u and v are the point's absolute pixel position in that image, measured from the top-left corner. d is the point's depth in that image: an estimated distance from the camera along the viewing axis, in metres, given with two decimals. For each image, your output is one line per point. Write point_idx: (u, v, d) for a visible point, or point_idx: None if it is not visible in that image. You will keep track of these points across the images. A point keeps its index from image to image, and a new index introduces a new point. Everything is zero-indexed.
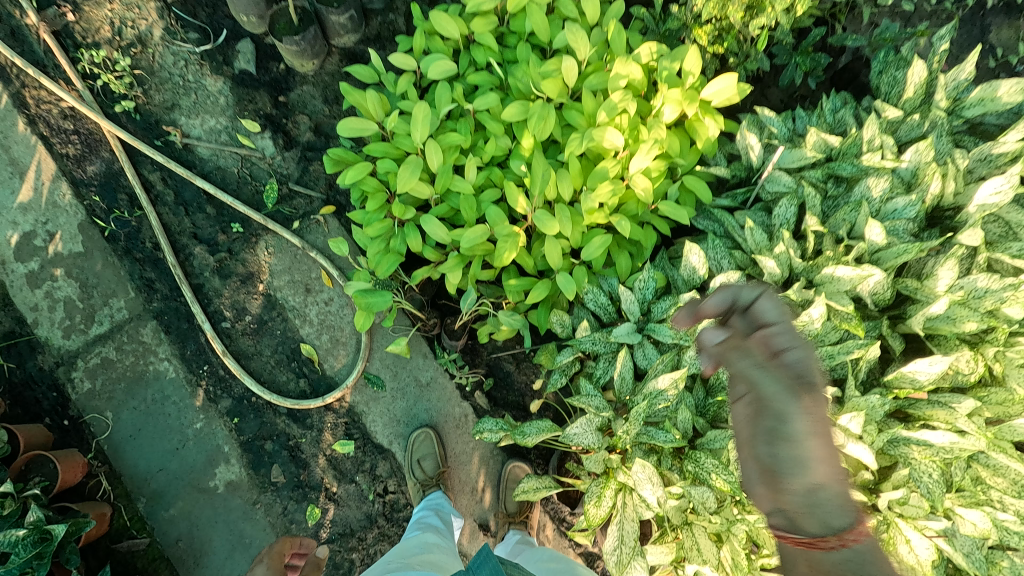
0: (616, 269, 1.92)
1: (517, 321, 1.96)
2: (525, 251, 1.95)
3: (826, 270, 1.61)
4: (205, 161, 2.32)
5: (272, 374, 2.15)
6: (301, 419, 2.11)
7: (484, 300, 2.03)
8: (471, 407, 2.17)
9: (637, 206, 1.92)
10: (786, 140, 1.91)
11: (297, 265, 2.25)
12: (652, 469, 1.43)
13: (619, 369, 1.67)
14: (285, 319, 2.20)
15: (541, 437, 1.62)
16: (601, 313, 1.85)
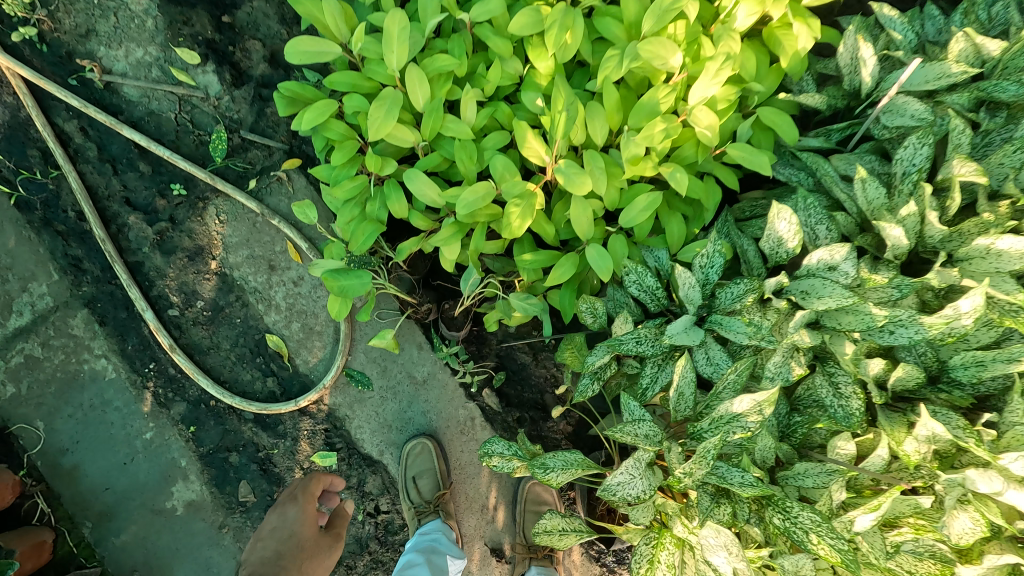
0: (666, 239, 1.44)
1: (534, 308, 1.51)
2: (543, 217, 1.46)
3: (980, 242, 1.11)
4: (134, 105, 1.82)
5: (233, 373, 1.76)
6: (272, 427, 1.74)
7: (491, 280, 1.57)
8: (478, 409, 1.76)
9: (695, 152, 1.41)
10: (913, 51, 1.35)
11: (257, 236, 1.80)
12: (731, 536, 1.04)
13: (676, 382, 1.21)
14: (245, 305, 1.77)
15: (569, 475, 1.20)
16: (646, 299, 1.39)
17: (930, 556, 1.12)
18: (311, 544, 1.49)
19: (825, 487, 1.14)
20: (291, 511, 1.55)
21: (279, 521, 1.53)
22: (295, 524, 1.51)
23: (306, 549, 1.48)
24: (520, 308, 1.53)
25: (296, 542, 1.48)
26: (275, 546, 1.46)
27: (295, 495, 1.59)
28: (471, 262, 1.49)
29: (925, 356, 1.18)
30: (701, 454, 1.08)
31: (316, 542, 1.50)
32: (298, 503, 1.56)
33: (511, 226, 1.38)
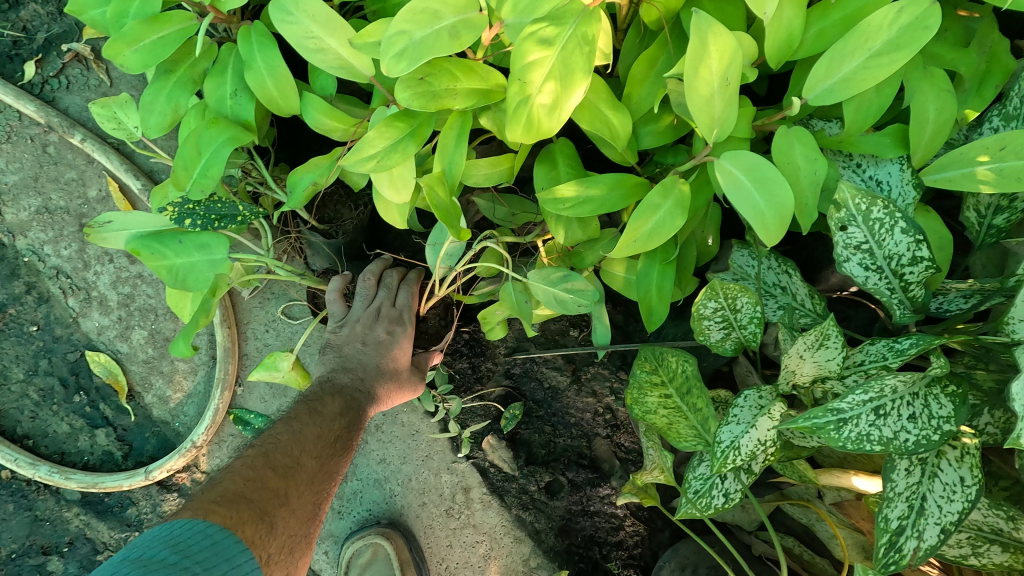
0: (914, 135, 0.59)
1: (582, 305, 0.69)
2: (607, 90, 0.60)
3: None
4: None
5: (39, 420, 0.99)
6: (114, 511, 0.99)
7: (486, 245, 0.74)
8: (475, 473, 0.99)
9: None
10: None
11: (52, 170, 0.96)
12: None
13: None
14: (46, 300, 0.98)
15: None
16: (879, 290, 0.55)
17: None
18: (408, 384, 0.84)
19: None
20: (393, 333, 0.81)
21: (378, 336, 0.80)
22: (395, 354, 0.81)
23: (403, 382, 0.83)
24: (552, 304, 0.71)
25: (394, 366, 0.81)
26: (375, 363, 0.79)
27: (397, 314, 0.83)
28: (433, 210, 0.61)
29: None
30: None
31: (408, 380, 0.84)
32: (405, 334, 0.82)
33: (533, 112, 0.51)
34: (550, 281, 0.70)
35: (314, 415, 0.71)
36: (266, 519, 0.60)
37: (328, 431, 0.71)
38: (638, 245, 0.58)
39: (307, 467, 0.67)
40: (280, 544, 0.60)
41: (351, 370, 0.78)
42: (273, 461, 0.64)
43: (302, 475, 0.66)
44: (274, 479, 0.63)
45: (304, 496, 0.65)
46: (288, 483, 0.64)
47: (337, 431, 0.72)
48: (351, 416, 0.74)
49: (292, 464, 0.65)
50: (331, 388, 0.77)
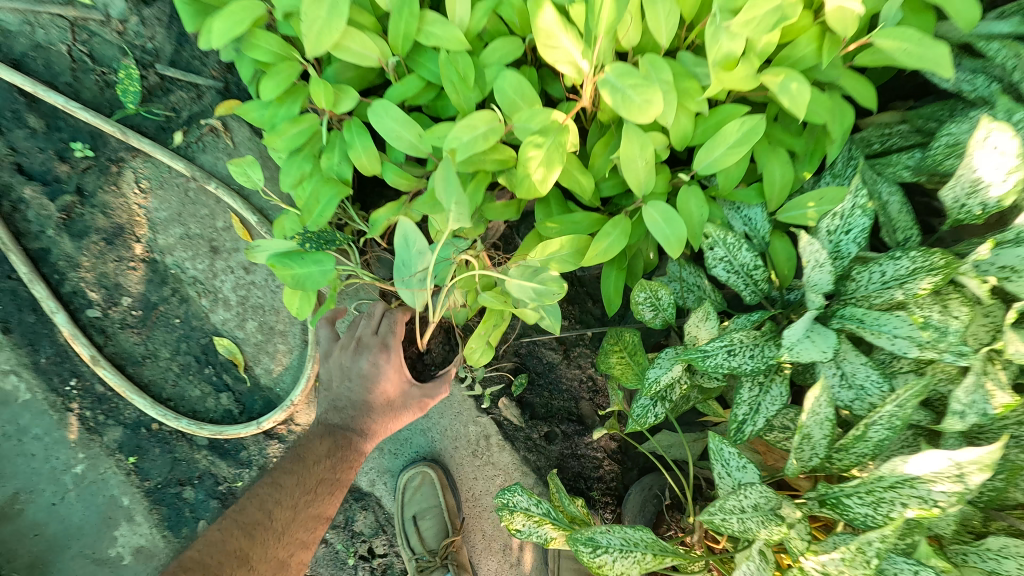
0: (765, 189, 0.96)
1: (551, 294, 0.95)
2: (579, 163, 0.98)
3: None
4: (13, 36, 1.35)
5: (179, 388, 1.37)
6: (231, 454, 1.37)
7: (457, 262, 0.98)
8: (493, 424, 1.34)
9: (817, 49, 0.89)
10: None
11: (192, 209, 1.35)
12: None
13: (802, 421, 0.77)
14: (185, 300, 1.36)
15: (632, 561, 0.79)
16: (738, 284, 0.93)
17: None
18: (399, 407, 1.17)
19: None
20: (376, 365, 1.13)
21: (364, 370, 1.14)
22: (381, 386, 1.14)
23: (394, 405, 1.16)
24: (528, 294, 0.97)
25: (383, 398, 1.15)
26: (363, 395, 1.16)
27: (382, 341, 1.12)
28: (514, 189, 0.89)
29: None
30: (866, 553, 0.66)
31: (397, 403, 1.17)
32: (386, 363, 1.12)
33: (531, 182, 0.89)
34: (525, 277, 0.96)
35: (295, 467, 1.13)
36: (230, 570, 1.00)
37: (296, 494, 1.11)
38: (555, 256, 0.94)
39: (274, 525, 1.08)
40: None
41: (342, 408, 1.20)
42: (245, 523, 1.07)
43: (269, 531, 1.07)
44: (238, 541, 1.04)
45: (266, 549, 1.06)
46: (252, 540, 1.05)
47: (312, 480, 1.13)
48: (331, 458, 1.14)
49: (258, 524, 1.07)
50: (327, 427, 1.19)
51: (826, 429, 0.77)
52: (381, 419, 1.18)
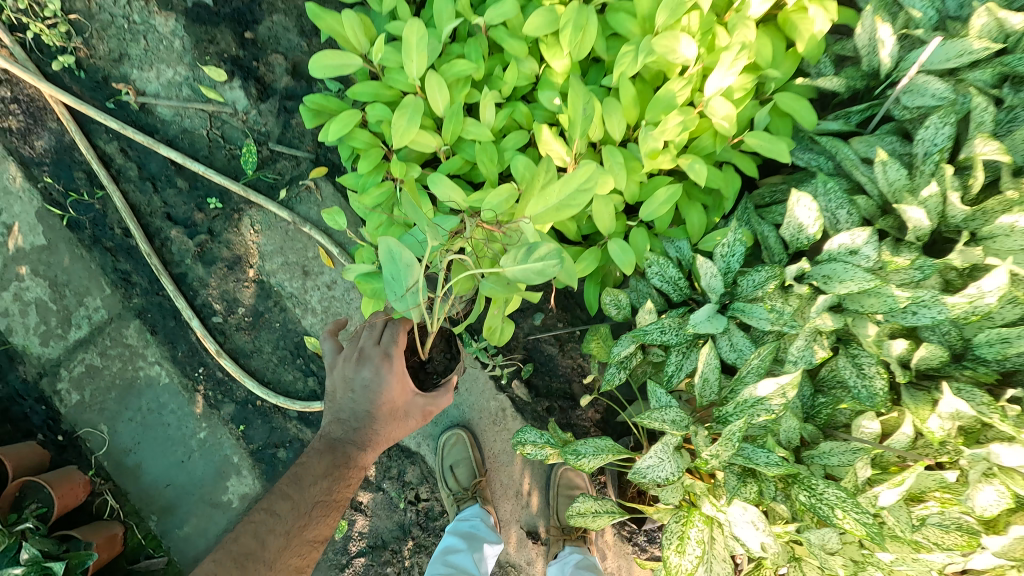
0: (687, 229, 1.45)
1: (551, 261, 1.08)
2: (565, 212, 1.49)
3: (1001, 221, 1.12)
4: (168, 123, 1.92)
5: (276, 374, 1.86)
6: (314, 423, 1.84)
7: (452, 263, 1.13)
8: (508, 400, 1.81)
9: (713, 141, 1.42)
10: (933, 28, 1.33)
11: (291, 243, 1.88)
12: (756, 512, 1.10)
13: (701, 369, 1.26)
14: (284, 310, 1.87)
15: (600, 459, 1.27)
16: (669, 290, 1.41)
17: (957, 528, 1.15)
18: (401, 414, 1.35)
19: (849, 464, 1.18)
20: (380, 373, 1.30)
21: (367, 381, 1.31)
22: (384, 395, 1.30)
23: (397, 411, 1.34)
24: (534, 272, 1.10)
25: (388, 406, 1.33)
26: (367, 407, 1.32)
27: (386, 351, 1.31)
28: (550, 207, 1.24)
29: (948, 334, 1.19)
30: (728, 437, 1.13)
31: (400, 409, 1.35)
32: (391, 373, 1.30)
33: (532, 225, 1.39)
34: (523, 257, 1.09)
35: (295, 487, 1.33)
36: None
37: (289, 521, 1.31)
38: (551, 184, 1.21)
39: (267, 554, 1.27)
40: None
41: (344, 420, 1.36)
42: (241, 551, 1.26)
43: (261, 557, 1.26)
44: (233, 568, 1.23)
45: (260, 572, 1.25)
46: (246, 566, 1.24)
47: (312, 499, 1.33)
48: (330, 475, 1.34)
49: (255, 548, 1.27)
50: (328, 440, 1.37)
51: (715, 373, 1.25)
52: (383, 428, 1.35)
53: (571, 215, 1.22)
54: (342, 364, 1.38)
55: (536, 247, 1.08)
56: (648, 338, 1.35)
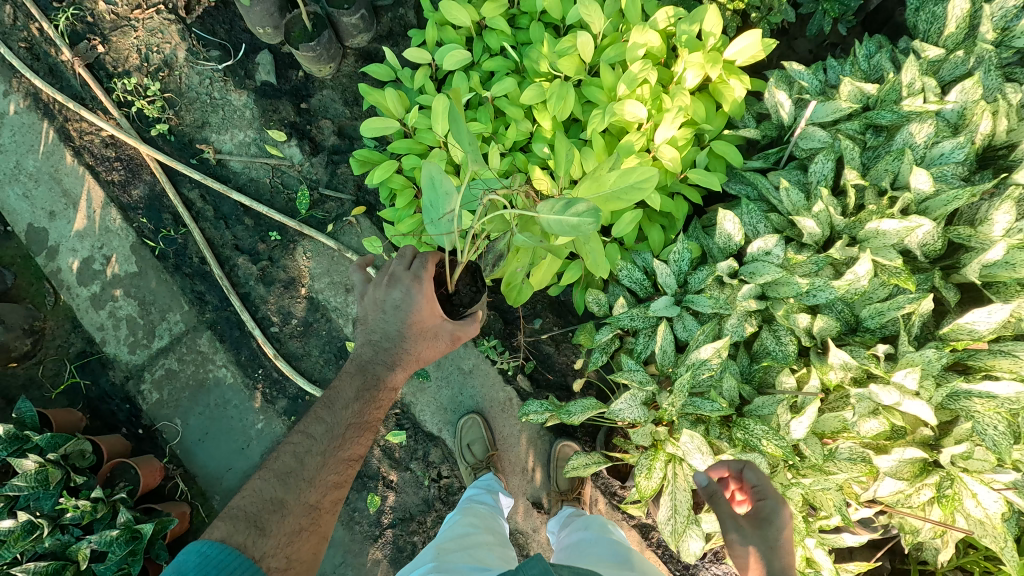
0: (649, 244, 1.89)
1: (588, 220, 1.10)
2: None
3: (870, 225, 1.55)
4: (238, 174, 2.40)
5: (323, 373, 2.26)
6: None
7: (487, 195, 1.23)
8: (514, 391, 2.16)
9: (665, 177, 1.88)
10: (818, 92, 1.83)
11: (335, 267, 2.31)
12: (701, 440, 1.45)
13: (659, 343, 1.65)
14: (329, 320, 2.29)
15: (587, 415, 1.66)
16: (637, 288, 1.84)
17: (861, 459, 1.51)
18: (430, 334, 1.44)
19: (775, 411, 1.54)
20: (410, 293, 1.40)
21: (398, 301, 1.41)
22: (415, 315, 1.40)
23: (428, 332, 1.43)
24: (570, 225, 1.14)
25: (418, 327, 1.42)
26: (398, 326, 1.41)
27: (416, 275, 1.41)
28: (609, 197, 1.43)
29: (843, 311, 1.60)
30: (678, 388, 1.51)
31: (428, 330, 1.44)
32: (421, 294, 1.39)
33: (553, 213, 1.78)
34: (559, 210, 1.15)
35: (327, 409, 1.38)
36: (265, 513, 1.23)
37: (324, 443, 1.34)
38: (608, 176, 1.39)
39: (305, 472, 1.30)
40: (283, 526, 1.23)
41: (378, 341, 1.44)
42: (282, 469, 1.30)
43: (301, 475, 1.30)
44: (275, 487, 1.27)
45: (303, 488, 1.28)
46: (288, 484, 1.28)
47: (347, 420, 1.37)
48: (363, 395, 1.39)
49: (295, 467, 1.31)
50: (360, 362, 1.43)
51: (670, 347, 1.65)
52: (414, 346, 1.43)
53: (619, 206, 1.40)
54: (371, 291, 1.48)
55: (574, 203, 1.13)
56: (621, 323, 1.77)
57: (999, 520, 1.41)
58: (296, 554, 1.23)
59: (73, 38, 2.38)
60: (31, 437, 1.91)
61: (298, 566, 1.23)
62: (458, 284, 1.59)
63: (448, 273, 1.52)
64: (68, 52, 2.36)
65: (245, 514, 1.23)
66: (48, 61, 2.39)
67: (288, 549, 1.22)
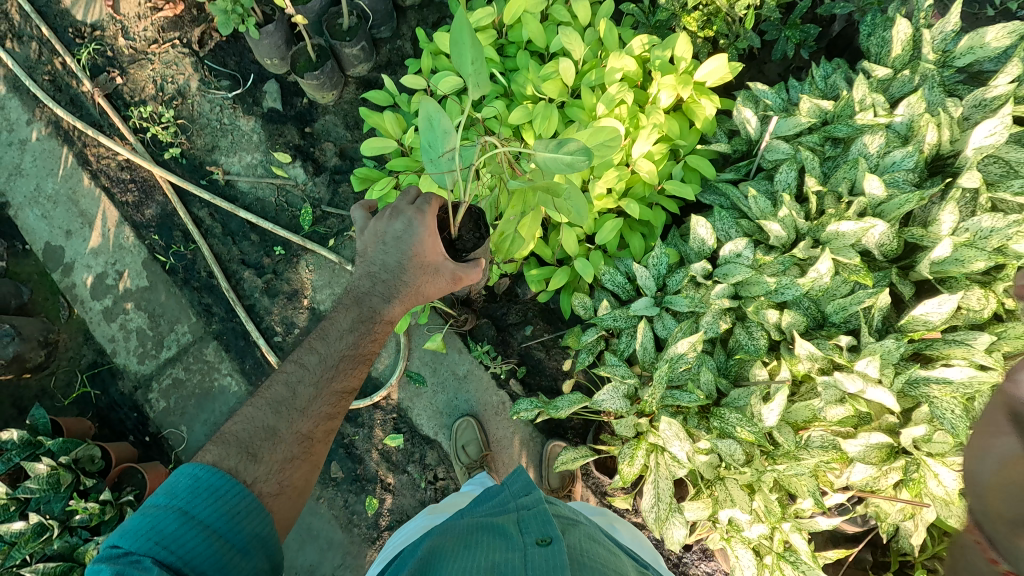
0: (631, 251, 2.02)
1: (581, 159, 1.14)
2: (543, 242, 2.04)
3: (830, 228, 1.67)
4: (245, 194, 2.54)
5: None
6: (353, 419, 2.30)
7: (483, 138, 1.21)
8: (507, 394, 2.25)
9: (643, 188, 2.03)
10: (781, 110, 1.99)
11: (337, 279, 2.44)
12: (678, 427, 1.55)
13: (640, 340, 1.76)
14: None
15: (573, 409, 1.76)
16: (620, 292, 1.95)
17: (832, 446, 1.58)
18: (431, 270, 1.42)
19: (749, 402, 1.63)
20: (412, 225, 1.39)
21: (400, 234, 1.40)
22: (417, 250, 1.39)
23: (428, 270, 1.42)
24: (565, 163, 1.17)
25: (419, 261, 1.40)
26: (398, 257, 1.40)
27: (418, 209, 1.41)
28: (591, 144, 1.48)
29: (810, 308, 1.72)
30: (657, 381, 1.61)
31: (427, 266, 1.42)
32: (423, 228, 1.39)
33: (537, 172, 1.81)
34: (553, 150, 1.17)
35: (322, 339, 1.34)
36: (256, 441, 1.16)
37: (317, 373, 1.28)
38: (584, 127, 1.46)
39: (298, 400, 1.24)
40: (274, 452, 1.16)
41: (375, 274, 1.41)
42: (274, 398, 1.25)
43: (294, 404, 1.24)
44: (267, 415, 1.21)
45: (295, 416, 1.22)
46: (280, 412, 1.22)
47: (342, 352, 1.33)
48: (358, 329, 1.36)
49: (289, 396, 1.25)
50: (356, 297, 1.40)
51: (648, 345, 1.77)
52: (414, 280, 1.40)
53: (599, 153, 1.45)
54: (373, 223, 1.46)
55: (566, 142, 1.15)
56: (605, 324, 1.89)
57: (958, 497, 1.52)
58: (289, 481, 1.16)
59: (94, 71, 2.56)
60: (44, 443, 2.00)
61: (291, 492, 1.17)
62: (461, 230, 1.64)
63: (450, 217, 1.55)
64: (89, 83, 2.54)
65: (237, 439, 1.16)
66: (69, 91, 2.57)
67: (281, 475, 1.16)
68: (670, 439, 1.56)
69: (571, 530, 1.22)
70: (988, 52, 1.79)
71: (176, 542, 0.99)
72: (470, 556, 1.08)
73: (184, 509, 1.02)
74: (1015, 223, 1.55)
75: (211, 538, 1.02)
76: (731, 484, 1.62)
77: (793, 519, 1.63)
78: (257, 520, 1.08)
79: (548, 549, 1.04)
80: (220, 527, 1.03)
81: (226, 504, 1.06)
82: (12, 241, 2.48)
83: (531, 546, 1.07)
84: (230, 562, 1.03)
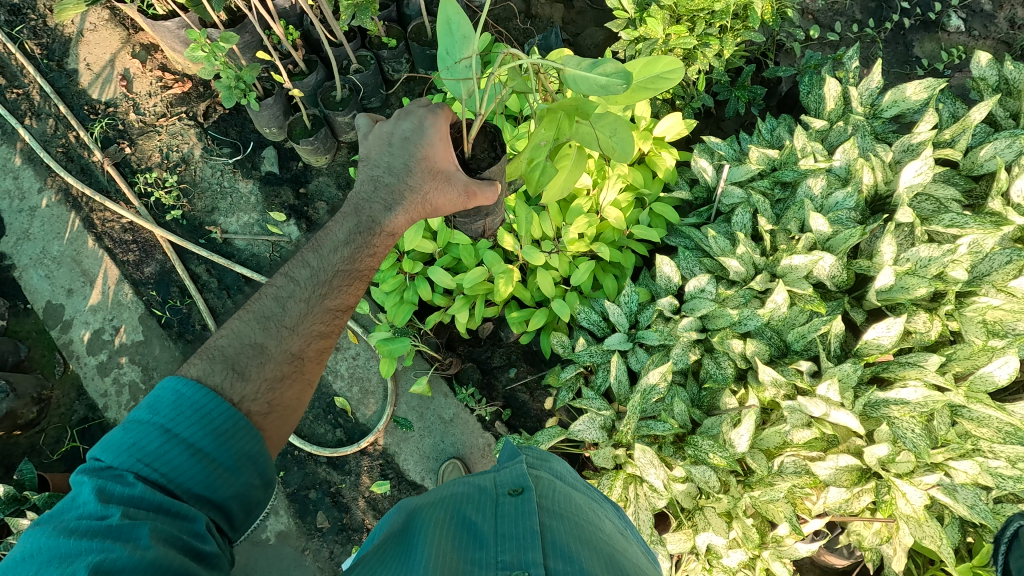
0: (604, 291, 2.15)
1: (616, 84, 0.99)
2: (522, 285, 2.15)
3: (783, 262, 1.81)
4: (242, 250, 2.68)
5: (311, 428, 2.38)
6: (340, 466, 2.31)
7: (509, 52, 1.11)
8: (492, 436, 2.28)
9: (613, 233, 2.18)
10: (734, 159, 2.19)
11: None
12: (652, 454, 1.60)
13: (613, 372, 1.84)
14: None
15: (552, 443, 1.81)
16: (595, 329, 2.04)
17: (805, 471, 1.63)
18: (438, 177, 1.52)
19: (721, 429, 1.68)
20: (423, 124, 1.51)
21: (409, 134, 1.52)
22: (427, 153, 1.50)
23: (436, 176, 1.52)
24: (595, 89, 1.03)
25: (427, 167, 1.51)
26: (406, 159, 1.51)
27: (430, 110, 1.53)
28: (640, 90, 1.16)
29: (772, 337, 1.82)
30: (630, 412, 1.68)
31: (433, 171, 1.52)
32: (433, 130, 1.51)
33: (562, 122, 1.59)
34: (585, 70, 1.02)
35: (316, 252, 1.41)
36: (244, 357, 1.18)
37: (307, 290, 1.33)
38: (634, 59, 1.11)
39: (286, 318, 1.27)
40: (263, 370, 1.18)
41: (380, 177, 1.53)
42: (263, 314, 1.27)
43: (282, 321, 1.27)
44: (255, 333, 1.23)
45: (284, 334, 1.25)
46: (267, 331, 1.24)
47: (334, 270, 1.39)
48: (352, 243, 1.45)
49: (277, 313, 1.28)
50: (358, 208, 1.51)
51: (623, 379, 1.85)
52: (422, 184, 1.51)
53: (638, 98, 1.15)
54: (379, 129, 1.60)
55: (601, 63, 1.01)
56: (582, 360, 1.97)
57: (923, 512, 1.53)
58: (281, 398, 1.18)
59: (105, 143, 2.78)
60: (29, 498, 1.99)
61: (282, 410, 1.18)
62: (476, 150, 1.70)
63: (465, 133, 1.60)
64: (99, 154, 2.74)
65: (223, 355, 1.18)
66: (81, 162, 2.76)
67: (270, 395, 1.17)
68: (645, 468, 1.61)
69: (558, 481, 1.22)
70: (910, 104, 2.02)
71: (160, 460, 1.00)
72: (442, 509, 1.12)
73: (167, 428, 1.03)
74: (948, 253, 1.68)
75: (198, 457, 1.03)
76: (709, 513, 1.68)
77: (772, 546, 1.65)
78: (245, 439, 1.09)
79: (519, 497, 1.06)
80: (206, 446, 1.04)
81: (211, 424, 1.06)
82: (14, 301, 2.58)
83: (503, 497, 1.09)
84: (218, 480, 1.05)
